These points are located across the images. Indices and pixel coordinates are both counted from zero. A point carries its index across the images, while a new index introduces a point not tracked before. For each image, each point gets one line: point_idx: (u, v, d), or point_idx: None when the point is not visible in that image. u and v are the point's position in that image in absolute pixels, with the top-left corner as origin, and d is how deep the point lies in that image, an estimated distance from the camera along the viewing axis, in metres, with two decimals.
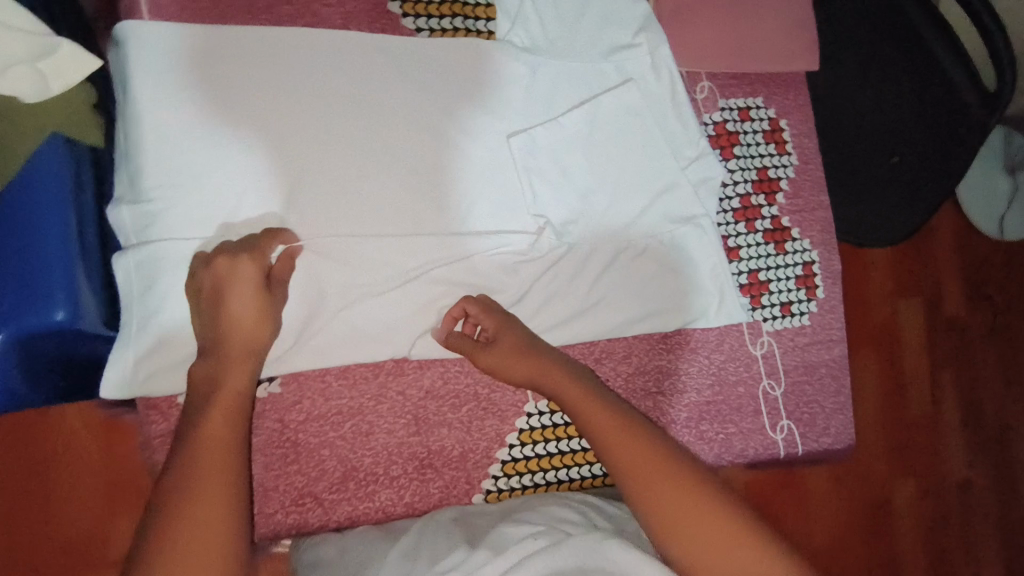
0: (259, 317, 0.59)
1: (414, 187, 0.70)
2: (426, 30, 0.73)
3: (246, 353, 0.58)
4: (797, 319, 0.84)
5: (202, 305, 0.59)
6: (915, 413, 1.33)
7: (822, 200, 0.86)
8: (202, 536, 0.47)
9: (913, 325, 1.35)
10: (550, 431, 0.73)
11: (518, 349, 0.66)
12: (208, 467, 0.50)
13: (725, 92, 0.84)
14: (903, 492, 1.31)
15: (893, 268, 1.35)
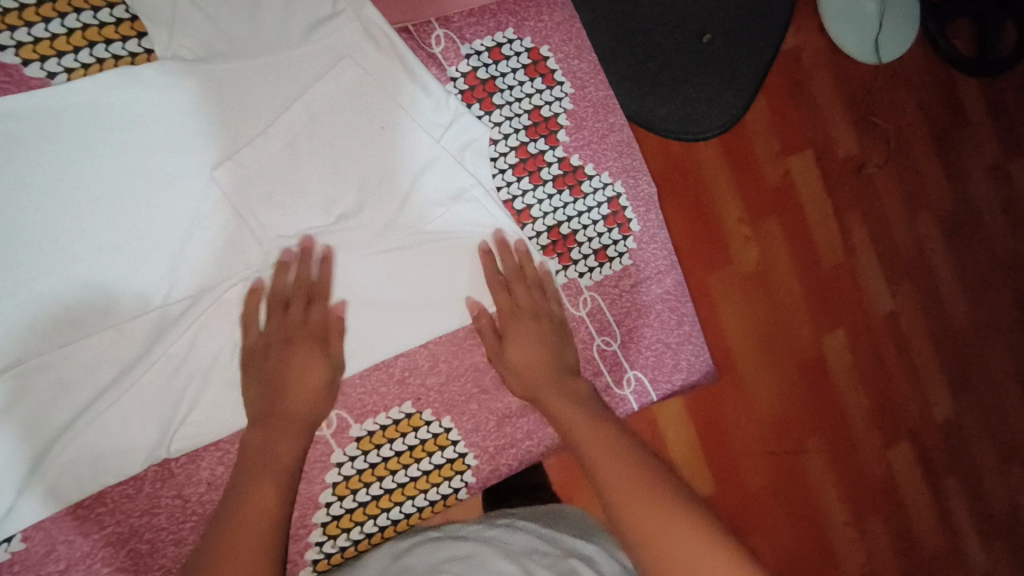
0: (315, 368, 0.61)
1: (112, 266, 0.59)
2: (62, 72, 0.59)
3: (310, 411, 0.61)
4: (616, 262, 0.76)
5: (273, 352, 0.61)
6: (830, 261, 1.18)
7: (611, 122, 0.77)
8: (258, 538, 0.52)
9: (806, 177, 1.16)
10: (368, 475, 0.68)
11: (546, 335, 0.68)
12: (256, 508, 0.54)
13: (467, 34, 0.72)
14: (835, 343, 1.17)
15: (773, 122, 1.14)
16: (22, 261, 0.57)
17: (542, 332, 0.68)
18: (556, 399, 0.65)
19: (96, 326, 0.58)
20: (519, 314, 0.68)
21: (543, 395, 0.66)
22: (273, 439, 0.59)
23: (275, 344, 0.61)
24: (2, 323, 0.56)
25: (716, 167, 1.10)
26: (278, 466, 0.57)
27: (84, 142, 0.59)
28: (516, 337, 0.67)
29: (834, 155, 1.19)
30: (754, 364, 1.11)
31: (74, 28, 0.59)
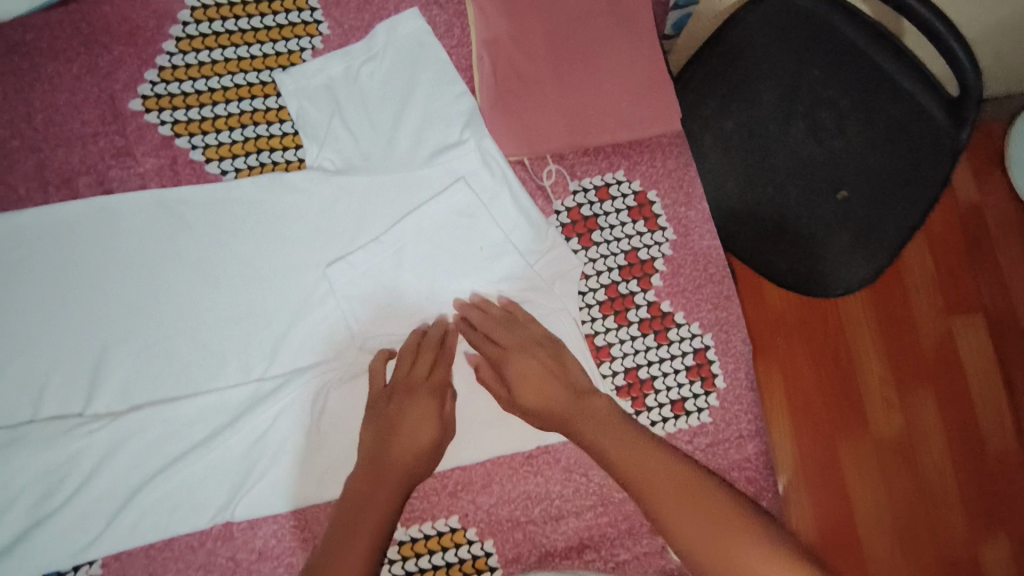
0: (428, 426, 0.60)
1: (232, 336, 0.68)
2: (233, 171, 0.71)
3: (425, 445, 0.59)
4: (694, 417, 0.72)
5: (393, 398, 0.62)
6: (997, 451, 1.15)
7: (711, 273, 0.76)
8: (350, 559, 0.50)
9: (973, 349, 1.17)
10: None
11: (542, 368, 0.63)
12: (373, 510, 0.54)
13: (578, 172, 0.76)
14: (991, 546, 1.11)
15: (939, 281, 1.19)
16: (164, 320, 0.67)
17: (532, 374, 0.63)
18: (580, 424, 0.58)
19: (206, 385, 0.67)
20: (514, 354, 0.64)
21: (554, 422, 0.61)
22: (378, 485, 0.56)
23: (399, 394, 0.62)
24: (136, 370, 0.66)
25: (865, 321, 1.16)
26: (390, 473, 0.56)
27: (232, 229, 0.70)
28: (514, 368, 0.63)
29: (1013, 331, 1.18)
30: (883, 544, 1.09)
31: (249, 137, 0.72)
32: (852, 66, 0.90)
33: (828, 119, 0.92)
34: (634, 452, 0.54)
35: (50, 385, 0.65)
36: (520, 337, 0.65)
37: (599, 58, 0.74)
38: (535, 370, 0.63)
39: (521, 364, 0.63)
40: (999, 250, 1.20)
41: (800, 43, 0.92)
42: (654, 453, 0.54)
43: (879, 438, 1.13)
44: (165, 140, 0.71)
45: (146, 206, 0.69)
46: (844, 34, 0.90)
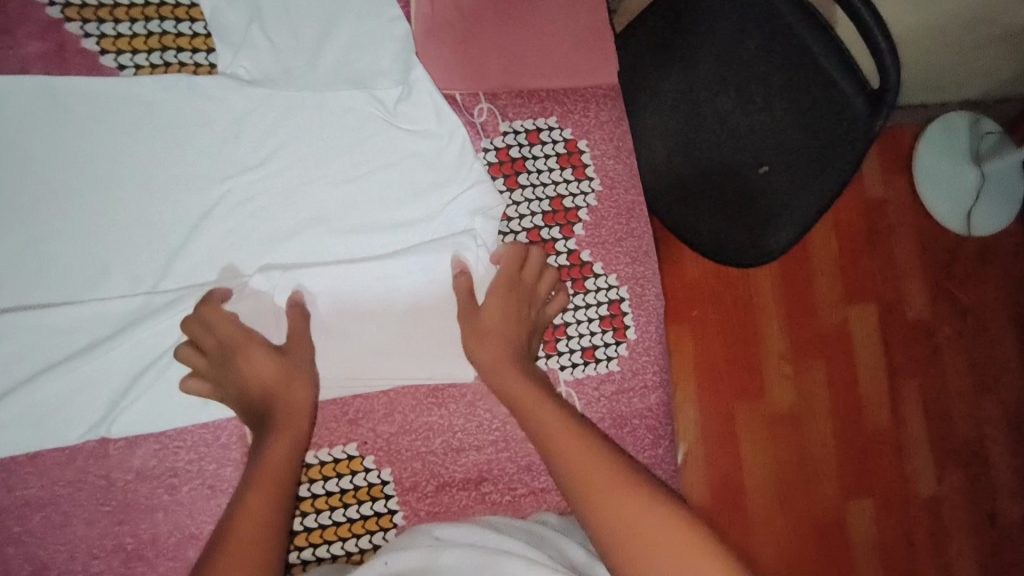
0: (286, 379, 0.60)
1: (122, 244, 0.64)
2: (132, 66, 0.65)
3: (285, 445, 0.57)
4: (602, 365, 0.74)
5: (223, 367, 0.60)
6: (876, 427, 1.25)
7: (632, 227, 0.76)
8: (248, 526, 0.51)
9: (866, 336, 1.26)
10: (322, 501, 0.67)
11: (509, 324, 0.65)
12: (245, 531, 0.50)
13: (509, 113, 0.74)
14: (860, 512, 1.23)
15: (841, 270, 1.27)
16: (40, 219, 0.62)
17: (506, 356, 0.63)
18: (504, 384, 0.62)
19: (88, 294, 0.63)
20: (494, 358, 0.63)
21: (497, 379, 0.62)
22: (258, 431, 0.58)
23: (225, 356, 0.60)
24: (8, 274, 0.61)
25: (771, 304, 1.24)
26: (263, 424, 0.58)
27: (125, 127, 0.64)
28: (477, 316, 0.65)
29: (900, 318, 1.28)
30: (767, 507, 1.20)
31: (153, 32, 0.65)
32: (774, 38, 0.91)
33: (757, 93, 0.94)
34: (549, 412, 0.58)
35: None
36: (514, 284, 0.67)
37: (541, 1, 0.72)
38: (524, 328, 0.65)
39: (492, 337, 0.64)
40: (895, 248, 1.28)
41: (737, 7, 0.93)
42: (563, 417, 0.57)
43: (770, 410, 1.23)
44: (52, 24, 0.63)
45: (25, 91, 0.62)
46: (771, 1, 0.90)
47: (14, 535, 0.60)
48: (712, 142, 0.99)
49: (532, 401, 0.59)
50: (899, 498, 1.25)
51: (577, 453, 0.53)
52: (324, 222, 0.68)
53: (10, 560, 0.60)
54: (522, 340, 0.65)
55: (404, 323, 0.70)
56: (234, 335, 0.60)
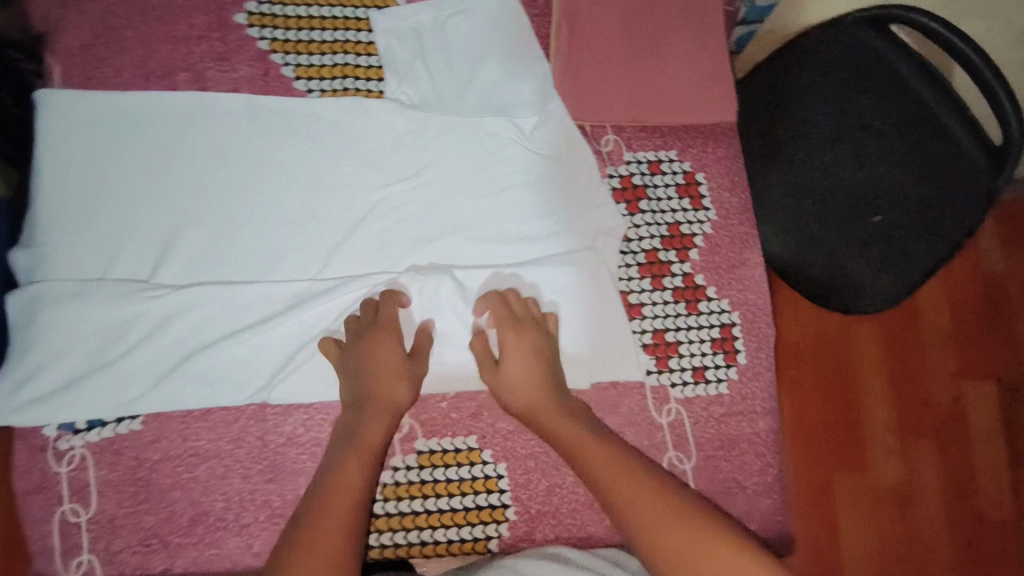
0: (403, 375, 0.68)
1: (293, 236, 0.73)
2: (317, 90, 0.77)
3: (380, 432, 0.65)
4: (712, 386, 0.75)
5: (353, 364, 0.68)
6: (995, 518, 1.14)
7: (746, 257, 0.79)
8: (327, 532, 0.56)
9: (981, 414, 1.17)
10: (439, 487, 0.71)
11: (526, 363, 0.69)
12: (338, 495, 0.59)
13: (633, 145, 0.81)
14: None
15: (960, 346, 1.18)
16: (230, 211, 0.72)
17: (536, 390, 0.68)
18: (546, 420, 0.67)
19: (261, 277, 0.72)
20: (532, 398, 0.68)
21: (540, 417, 0.68)
22: (361, 431, 0.64)
23: (359, 351, 0.69)
24: (202, 254, 0.71)
25: (877, 366, 1.17)
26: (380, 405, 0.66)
27: (308, 139, 0.75)
28: (524, 350, 0.70)
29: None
30: None
31: (337, 63, 0.77)
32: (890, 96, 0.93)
33: (872, 147, 0.95)
34: (612, 466, 0.63)
35: (123, 251, 0.70)
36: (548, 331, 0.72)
37: (670, 43, 0.79)
38: (564, 379, 0.71)
39: (544, 378, 0.69)
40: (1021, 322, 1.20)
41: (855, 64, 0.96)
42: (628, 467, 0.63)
43: (875, 486, 1.13)
44: (260, 54, 0.76)
45: (236, 107, 0.75)
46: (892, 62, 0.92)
47: (182, 481, 0.68)
48: (825, 189, 1.00)
49: (601, 452, 0.64)
50: None
51: (649, 503, 0.60)
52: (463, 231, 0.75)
53: (177, 502, 0.67)
54: (554, 387, 0.70)
55: None
56: (384, 347, 0.68)
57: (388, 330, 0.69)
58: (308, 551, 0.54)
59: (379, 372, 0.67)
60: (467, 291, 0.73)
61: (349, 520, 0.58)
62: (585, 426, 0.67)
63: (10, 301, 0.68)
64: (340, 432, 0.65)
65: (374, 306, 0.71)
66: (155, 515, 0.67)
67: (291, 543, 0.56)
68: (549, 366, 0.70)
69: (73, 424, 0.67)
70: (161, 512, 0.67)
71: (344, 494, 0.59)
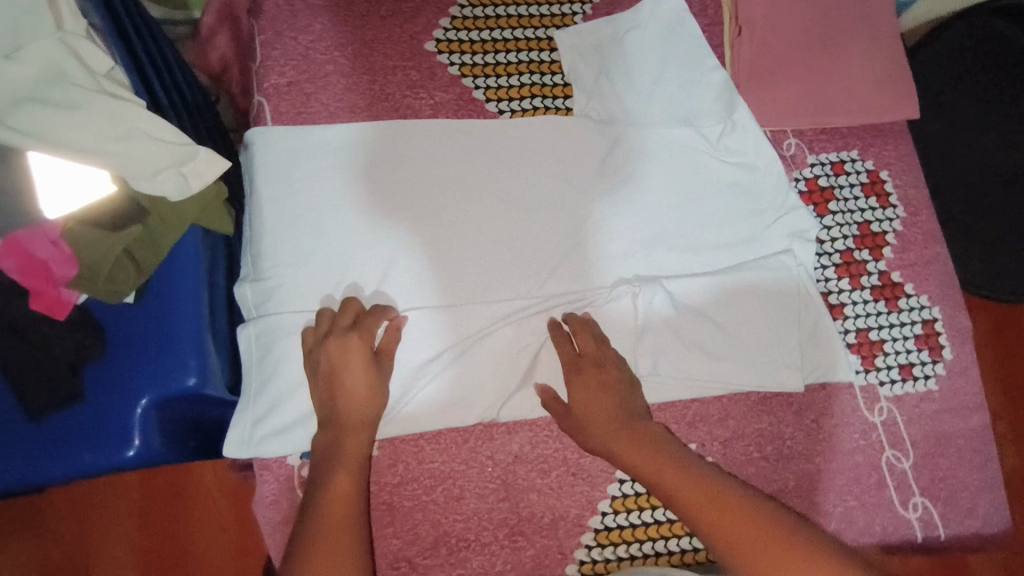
0: (600, 395, 0.67)
1: (501, 255, 0.74)
2: (508, 111, 0.79)
3: (359, 450, 0.63)
4: (921, 383, 0.75)
5: (319, 378, 0.66)
6: None
7: (938, 251, 0.79)
8: (333, 546, 0.55)
9: None
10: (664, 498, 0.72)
11: (595, 396, 0.67)
12: (334, 506, 0.58)
13: (815, 148, 0.81)
14: None
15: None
16: (439, 233, 0.74)
17: (615, 429, 0.65)
18: (614, 445, 0.64)
19: (478, 296, 0.73)
20: (599, 423, 0.66)
21: (607, 440, 0.65)
22: (332, 458, 0.62)
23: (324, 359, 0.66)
24: (419, 277, 0.73)
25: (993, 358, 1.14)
26: (345, 426, 0.64)
27: (506, 159, 0.77)
28: (583, 385, 0.68)
29: None
30: None
31: (524, 83, 0.79)
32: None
33: (1020, 134, 0.98)
34: (688, 482, 0.60)
35: (345, 279, 0.72)
36: (604, 349, 0.70)
37: (849, 44, 0.81)
38: (634, 393, 0.68)
39: (603, 407, 0.66)
40: None
41: (993, 55, 1.00)
42: (698, 482, 0.60)
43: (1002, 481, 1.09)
44: (453, 79, 0.78)
45: (435, 132, 0.76)
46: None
47: (422, 503, 0.69)
48: (979, 178, 0.98)
49: (682, 476, 0.61)
50: None
51: (753, 541, 0.55)
52: (662, 240, 0.77)
53: (419, 524, 0.69)
54: (629, 413, 0.67)
55: (732, 339, 0.74)
56: (355, 357, 0.65)
57: (365, 339, 0.66)
58: (320, 537, 0.56)
59: (346, 380, 0.64)
60: (677, 300, 0.74)
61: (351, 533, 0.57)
62: (653, 448, 0.63)
63: (239, 336, 0.70)
64: (320, 453, 0.63)
65: (357, 310, 0.68)
66: (400, 537, 0.69)
67: (308, 552, 0.55)
68: (627, 390, 0.68)
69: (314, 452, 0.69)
70: (405, 535, 0.69)
71: (338, 510, 0.58)
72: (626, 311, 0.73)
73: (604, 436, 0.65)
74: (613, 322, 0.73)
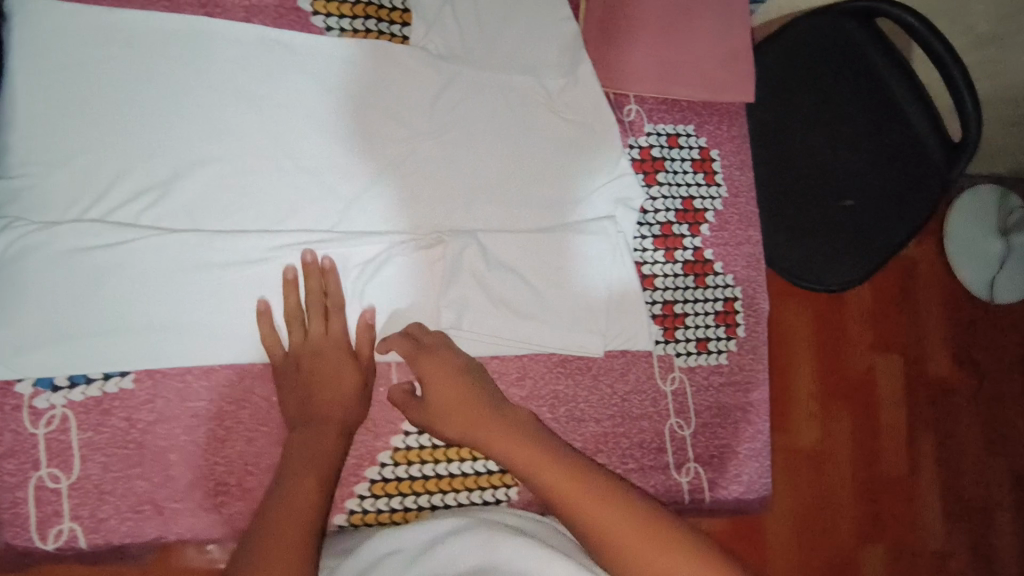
0: (445, 383, 0.62)
1: (308, 185, 0.68)
2: (336, 30, 0.71)
3: (330, 451, 0.60)
4: (713, 356, 0.79)
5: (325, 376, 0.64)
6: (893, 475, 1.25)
7: (750, 235, 0.83)
8: (286, 539, 0.49)
9: (893, 382, 1.28)
10: (449, 451, 0.71)
11: (449, 386, 0.62)
12: (296, 496, 0.54)
13: (654, 117, 0.81)
14: (869, 562, 1.22)
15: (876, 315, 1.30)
16: (239, 151, 0.67)
17: (477, 414, 0.59)
18: (475, 431, 0.59)
19: (276, 227, 0.67)
20: (453, 410, 0.61)
21: (467, 427, 0.60)
22: (319, 437, 0.60)
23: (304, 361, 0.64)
24: (205, 198, 0.65)
25: (804, 332, 1.27)
26: (329, 424, 0.62)
27: (324, 82, 0.70)
28: (428, 375, 0.62)
29: (926, 372, 1.31)
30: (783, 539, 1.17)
31: (359, 2, 0.72)
32: (865, 85, 1.05)
33: (846, 133, 1.05)
34: (554, 474, 0.54)
35: (114, 190, 0.63)
36: (453, 355, 0.64)
37: (705, 10, 0.81)
38: (488, 383, 0.63)
39: (456, 394, 0.61)
40: (928, 301, 1.33)
41: (835, 52, 1.06)
42: (569, 475, 0.53)
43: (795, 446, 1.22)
44: None
45: (245, 40, 0.68)
46: (868, 53, 1.04)
47: (179, 443, 0.64)
48: (802, 170, 1.07)
49: (545, 470, 0.54)
50: (909, 552, 1.24)
51: (633, 542, 0.49)
52: (487, 188, 0.74)
53: (173, 467, 0.64)
54: (484, 399, 0.61)
55: (543, 303, 0.73)
56: (341, 360, 0.65)
57: (339, 340, 0.66)
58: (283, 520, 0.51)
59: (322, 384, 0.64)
60: (491, 256, 0.72)
61: (298, 532, 0.50)
62: (523, 436, 0.57)
63: None
64: (289, 451, 0.60)
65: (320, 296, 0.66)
66: (147, 479, 0.63)
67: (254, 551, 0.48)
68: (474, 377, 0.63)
69: (51, 381, 0.62)
70: (155, 477, 0.63)
71: (302, 506, 0.53)
72: (436, 261, 0.71)
73: (464, 423, 0.60)
74: (421, 267, 0.70)
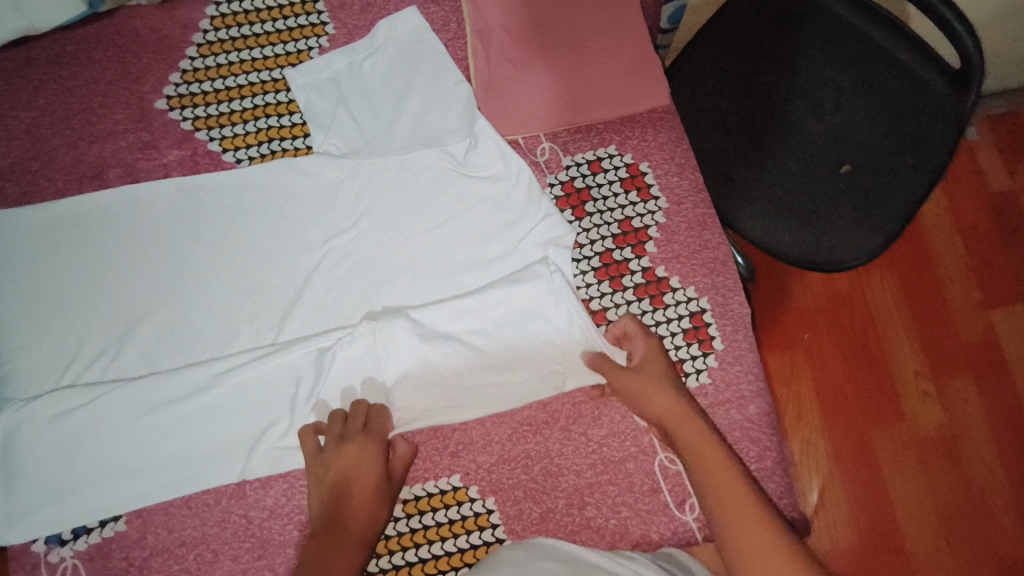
0: (652, 359, 0.67)
1: (245, 306, 0.73)
2: (246, 158, 0.77)
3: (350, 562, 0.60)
4: (692, 378, 0.73)
5: (346, 486, 0.64)
6: None
7: (705, 238, 0.77)
8: None
9: (1015, 340, 1.16)
10: (428, 533, 0.68)
11: (657, 364, 0.67)
12: None
13: (570, 149, 0.79)
14: None
15: (972, 272, 1.18)
16: (179, 292, 0.73)
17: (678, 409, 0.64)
18: (655, 393, 0.65)
19: (223, 352, 0.72)
20: (651, 376, 0.66)
21: (652, 393, 0.65)
22: (339, 552, 0.60)
23: (337, 466, 0.64)
24: (155, 342, 0.71)
25: (891, 313, 1.17)
26: (347, 534, 0.61)
27: (239, 210, 0.75)
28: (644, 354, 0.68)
29: None
30: (926, 545, 1.08)
31: (260, 128, 0.78)
32: (836, 44, 0.97)
33: (828, 97, 0.97)
34: (708, 453, 0.60)
35: (82, 354, 0.71)
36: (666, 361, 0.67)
37: (602, 26, 0.79)
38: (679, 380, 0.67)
39: (654, 369, 0.67)
40: None
41: (795, 16, 0.98)
42: (719, 460, 0.60)
43: (915, 434, 1.13)
44: (186, 134, 0.77)
45: (168, 192, 0.75)
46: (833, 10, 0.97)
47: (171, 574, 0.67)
48: (790, 145, 0.96)
49: (700, 448, 0.61)
50: None
51: (760, 543, 0.54)
52: (411, 265, 0.75)
53: None
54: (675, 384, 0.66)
55: (497, 361, 0.72)
56: (368, 469, 0.64)
57: (373, 448, 0.66)
58: None
59: (351, 489, 0.63)
60: (428, 330, 0.72)
61: None
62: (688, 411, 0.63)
63: None
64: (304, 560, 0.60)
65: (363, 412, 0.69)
66: None
67: None
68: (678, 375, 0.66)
69: (58, 536, 0.67)
70: None
71: None
72: (370, 348, 0.71)
73: (647, 385, 0.66)
74: (362, 356, 0.72)
